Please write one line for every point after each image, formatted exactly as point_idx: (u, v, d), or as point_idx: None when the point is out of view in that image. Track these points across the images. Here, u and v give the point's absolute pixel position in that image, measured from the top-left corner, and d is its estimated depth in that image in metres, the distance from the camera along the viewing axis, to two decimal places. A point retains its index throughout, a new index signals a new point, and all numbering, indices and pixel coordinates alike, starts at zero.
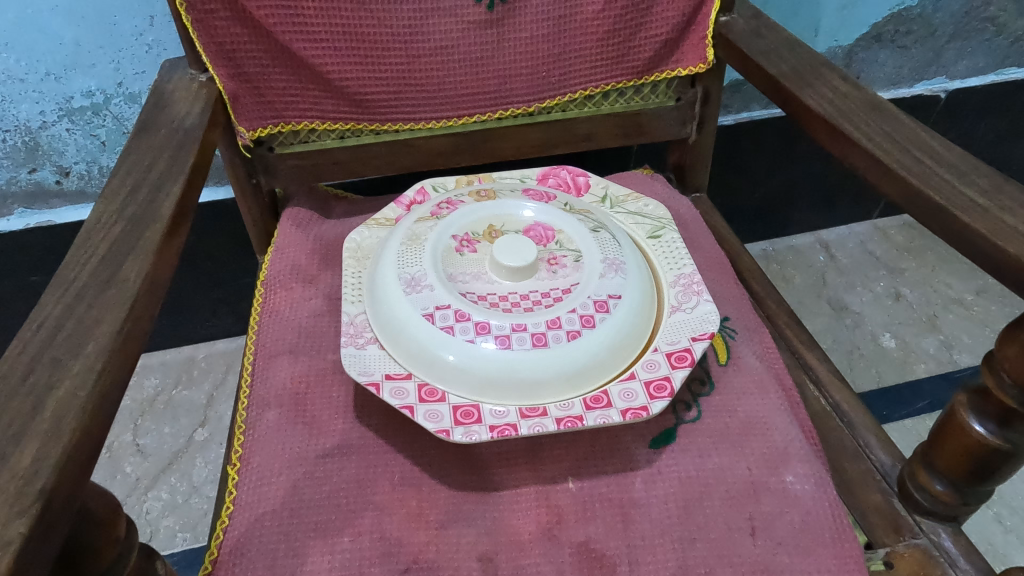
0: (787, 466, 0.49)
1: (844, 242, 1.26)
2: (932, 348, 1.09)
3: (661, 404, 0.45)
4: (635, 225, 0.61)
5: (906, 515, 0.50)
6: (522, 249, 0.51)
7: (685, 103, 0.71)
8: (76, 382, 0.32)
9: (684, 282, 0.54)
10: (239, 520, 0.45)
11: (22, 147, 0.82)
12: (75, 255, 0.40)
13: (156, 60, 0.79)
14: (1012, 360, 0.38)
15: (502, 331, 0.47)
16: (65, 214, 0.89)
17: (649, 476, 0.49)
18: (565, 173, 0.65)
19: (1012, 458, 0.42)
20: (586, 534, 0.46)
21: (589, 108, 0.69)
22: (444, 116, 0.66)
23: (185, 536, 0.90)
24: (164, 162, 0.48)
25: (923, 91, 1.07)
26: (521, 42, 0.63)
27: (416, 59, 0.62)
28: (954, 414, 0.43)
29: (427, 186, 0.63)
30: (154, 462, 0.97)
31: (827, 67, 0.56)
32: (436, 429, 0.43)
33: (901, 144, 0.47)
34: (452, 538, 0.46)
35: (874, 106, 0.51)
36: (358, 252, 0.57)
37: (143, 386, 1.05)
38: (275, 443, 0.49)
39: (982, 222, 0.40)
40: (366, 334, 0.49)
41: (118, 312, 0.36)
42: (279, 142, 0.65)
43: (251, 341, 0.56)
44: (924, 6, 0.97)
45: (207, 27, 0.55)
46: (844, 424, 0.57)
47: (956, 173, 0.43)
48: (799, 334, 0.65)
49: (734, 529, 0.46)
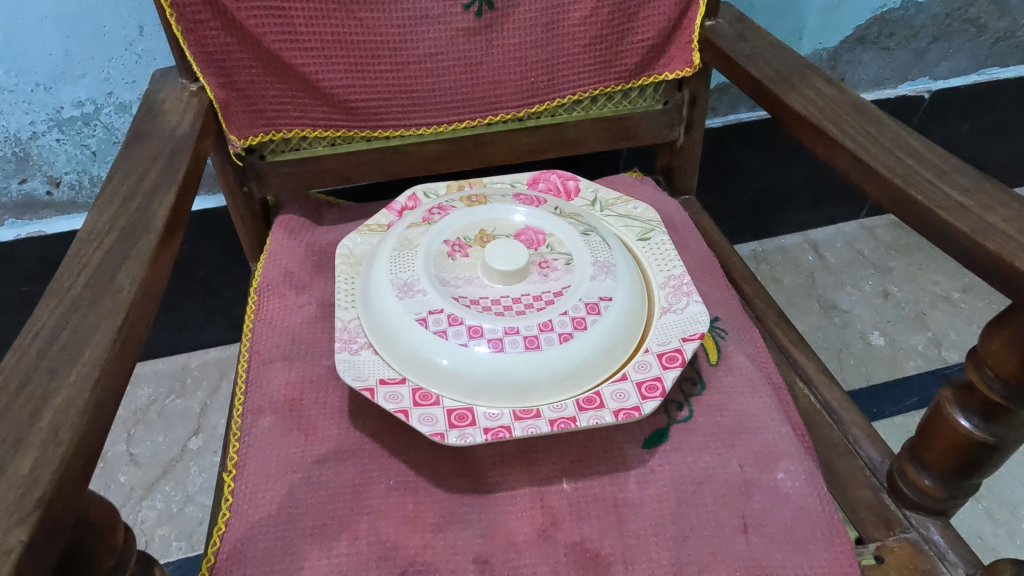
0: (777, 463, 0.50)
1: (833, 241, 1.27)
2: (920, 345, 1.10)
3: (653, 404, 0.46)
4: (625, 227, 0.61)
5: (896, 510, 0.50)
6: (514, 253, 0.52)
7: (673, 106, 0.72)
8: (74, 391, 0.32)
9: (674, 284, 0.54)
10: (236, 527, 0.45)
11: (13, 158, 0.82)
12: (70, 265, 0.40)
13: (146, 70, 0.79)
14: (996, 355, 0.40)
15: (495, 335, 0.47)
16: (56, 225, 0.89)
17: (643, 475, 0.49)
18: (555, 177, 0.66)
19: (997, 451, 0.43)
20: (581, 534, 0.46)
21: (578, 113, 0.70)
22: (435, 122, 0.66)
23: (181, 545, 0.89)
24: (156, 171, 0.49)
25: (907, 92, 1.09)
26: (510, 49, 0.64)
27: (406, 66, 0.62)
28: (940, 409, 0.44)
29: (419, 192, 0.63)
30: (148, 471, 0.96)
31: (811, 69, 0.57)
32: (431, 433, 0.44)
33: (886, 145, 0.48)
34: (448, 540, 0.46)
35: (857, 107, 0.52)
36: (351, 258, 0.57)
37: (136, 395, 1.05)
38: (272, 449, 0.49)
39: (963, 221, 0.41)
40: (360, 339, 0.50)
41: (113, 321, 0.37)
42: (270, 150, 0.65)
43: (246, 348, 0.57)
44: (906, 8, 0.98)
45: (198, 37, 0.56)
46: (834, 421, 0.58)
47: (937, 173, 0.44)
48: (788, 333, 0.65)
49: (727, 526, 0.47)
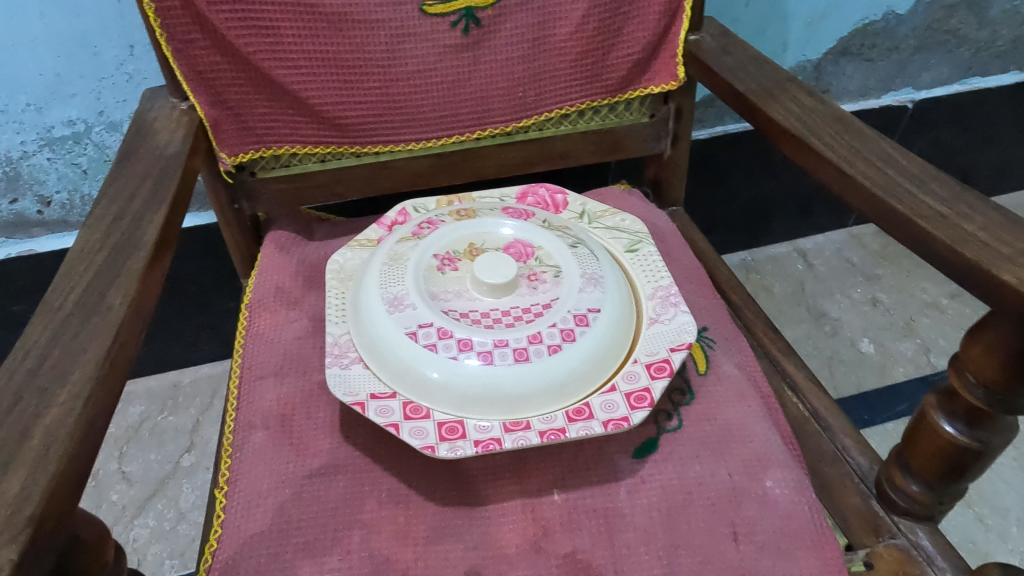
0: (766, 472, 0.50)
1: (821, 250, 1.28)
2: (909, 351, 1.11)
3: (641, 414, 0.46)
4: (613, 239, 0.62)
5: (884, 516, 0.51)
6: (503, 266, 0.52)
7: (659, 119, 0.73)
8: (64, 409, 0.33)
9: (661, 295, 0.55)
10: (227, 544, 0.45)
11: (3, 177, 0.82)
12: (60, 284, 0.40)
13: (137, 88, 0.79)
14: (977, 361, 0.40)
15: (484, 347, 0.48)
16: (47, 243, 0.89)
17: (633, 485, 0.49)
18: (544, 191, 0.67)
19: (981, 456, 0.43)
20: (572, 545, 0.47)
21: (565, 126, 0.71)
22: (424, 138, 0.67)
23: (173, 563, 0.89)
24: (147, 189, 0.49)
25: (890, 102, 1.11)
26: (497, 65, 0.65)
27: (394, 83, 0.63)
28: (925, 415, 0.45)
29: (409, 207, 0.64)
30: (140, 489, 0.96)
31: (792, 82, 0.58)
32: (421, 446, 0.44)
33: (866, 156, 0.49)
34: (439, 553, 0.46)
35: (838, 119, 0.53)
36: (341, 273, 0.58)
37: (128, 413, 1.05)
38: (263, 465, 0.49)
39: (942, 230, 0.41)
40: (351, 353, 0.50)
41: (104, 339, 0.37)
42: (261, 166, 0.66)
43: (237, 364, 0.57)
44: (888, 20, 1.00)
45: (188, 57, 0.56)
46: (822, 429, 0.58)
47: (916, 183, 0.45)
48: (776, 341, 0.66)
49: (717, 535, 0.47)
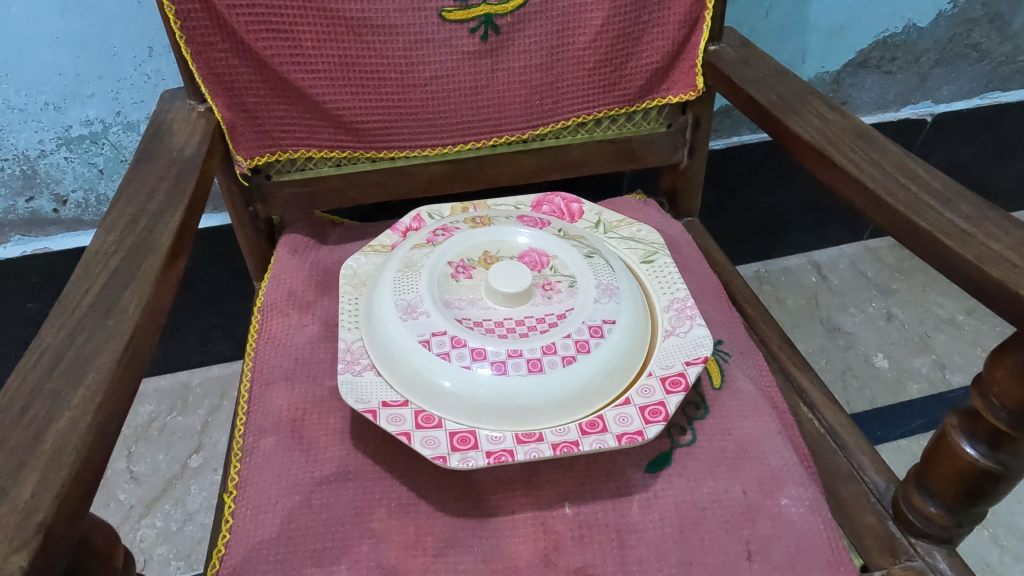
0: (781, 490, 0.49)
1: (835, 263, 1.27)
2: (924, 367, 1.10)
3: (656, 428, 0.45)
4: (629, 250, 0.61)
5: (902, 537, 0.50)
6: (517, 275, 0.52)
7: (676, 129, 0.73)
8: (77, 413, 0.32)
9: (677, 307, 0.54)
10: (235, 548, 0.45)
11: (20, 176, 0.82)
12: (76, 285, 0.40)
13: (155, 90, 0.80)
14: (1002, 383, 0.39)
15: (498, 357, 0.47)
16: (62, 242, 0.90)
17: (645, 500, 0.49)
18: (559, 200, 0.66)
19: (1002, 478, 0.42)
20: (583, 560, 0.46)
21: (582, 135, 0.71)
22: (440, 144, 0.67)
23: (179, 564, 0.89)
24: (163, 191, 0.49)
25: (909, 115, 1.10)
26: (515, 72, 0.64)
27: (412, 88, 0.63)
28: (945, 436, 0.44)
29: (423, 213, 0.64)
30: (148, 489, 0.96)
31: (813, 94, 0.58)
32: (433, 456, 0.44)
33: (889, 171, 0.48)
34: (449, 565, 0.46)
35: (860, 133, 0.52)
36: (355, 278, 0.57)
37: (137, 412, 1.05)
38: (272, 470, 0.49)
39: (968, 249, 0.41)
40: (363, 360, 0.50)
41: (117, 342, 0.37)
42: (276, 170, 0.66)
43: (248, 368, 0.56)
44: (908, 33, 0.99)
45: (207, 59, 0.56)
46: (838, 446, 0.58)
47: (940, 200, 0.45)
48: (792, 356, 0.65)
49: (730, 554, 0.46)
